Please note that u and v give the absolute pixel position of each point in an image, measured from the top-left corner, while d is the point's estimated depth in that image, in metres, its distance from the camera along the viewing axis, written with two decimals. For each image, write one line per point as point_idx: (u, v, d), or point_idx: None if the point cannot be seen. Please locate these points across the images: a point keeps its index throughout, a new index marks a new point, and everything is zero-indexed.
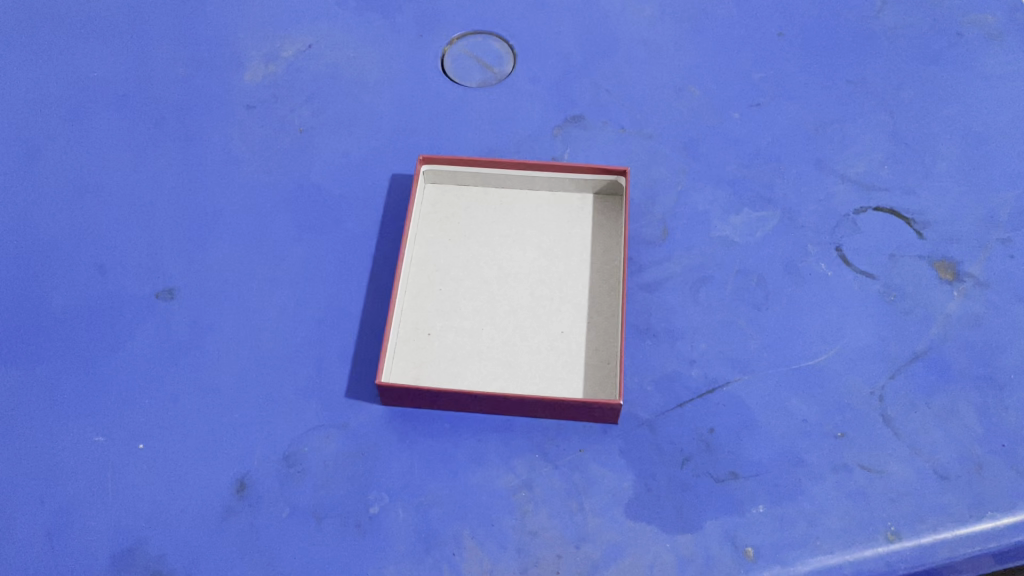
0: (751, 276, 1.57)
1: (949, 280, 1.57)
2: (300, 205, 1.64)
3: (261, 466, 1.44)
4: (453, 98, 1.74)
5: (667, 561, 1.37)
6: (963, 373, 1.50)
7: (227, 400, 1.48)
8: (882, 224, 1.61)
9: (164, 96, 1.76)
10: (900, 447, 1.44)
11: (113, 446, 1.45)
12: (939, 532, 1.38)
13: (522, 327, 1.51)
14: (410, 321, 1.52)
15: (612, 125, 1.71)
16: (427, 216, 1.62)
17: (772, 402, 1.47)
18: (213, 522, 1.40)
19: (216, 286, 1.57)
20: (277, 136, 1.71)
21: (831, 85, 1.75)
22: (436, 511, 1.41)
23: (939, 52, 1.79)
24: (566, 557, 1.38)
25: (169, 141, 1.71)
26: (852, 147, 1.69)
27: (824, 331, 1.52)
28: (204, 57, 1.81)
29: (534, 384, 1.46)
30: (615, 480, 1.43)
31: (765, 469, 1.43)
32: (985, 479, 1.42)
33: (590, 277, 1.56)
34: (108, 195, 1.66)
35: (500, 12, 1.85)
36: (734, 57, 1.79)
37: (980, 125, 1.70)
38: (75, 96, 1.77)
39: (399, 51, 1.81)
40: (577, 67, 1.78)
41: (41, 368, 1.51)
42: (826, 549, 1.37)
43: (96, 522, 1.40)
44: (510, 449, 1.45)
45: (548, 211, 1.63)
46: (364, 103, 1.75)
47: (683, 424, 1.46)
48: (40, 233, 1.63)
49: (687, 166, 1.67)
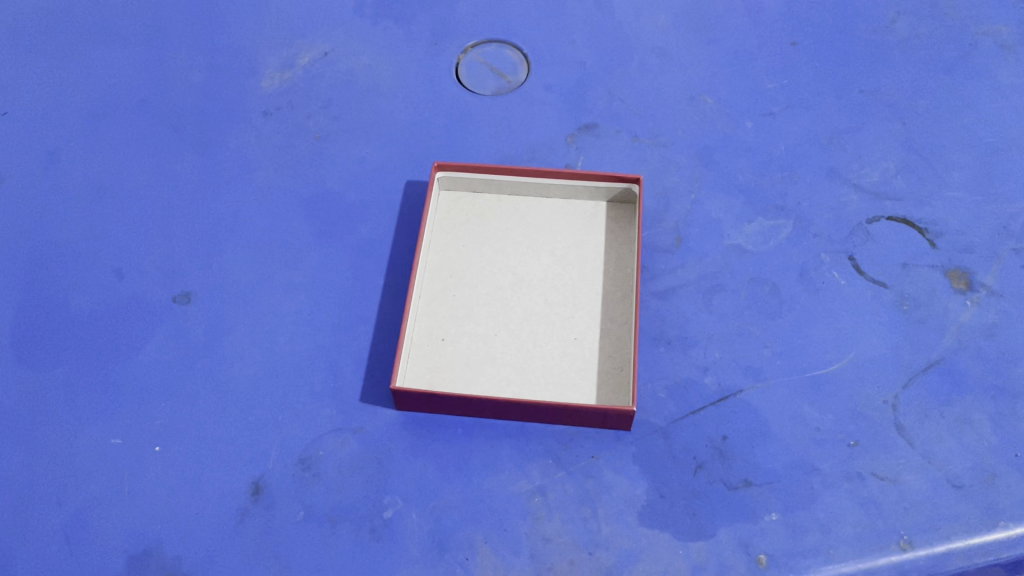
0: (765, 284, 1.56)
1: (962, 290, 1.56)
2: (317, 210, 1.67)
3: (274, 468, 1.44)
4: (468, 107, 1.77)
5: (681, 568, 1.36)
6: (977, 382, 1.48)
7: (241, 401, 1.49)
8: (895, 234, 1.61)
9: (184, 103, 1.80)
10: (913, 456, 1.43)
11: (127, 447, 1.46)
12: (952, 540, 1.37)
13: (536, 333, 1.50)
14: (424, 326, 1.51)
15: (624, 134, 1.73)
16: (441, 223, 1.62)
17: (785, 410, 1.46)
18: (229, 524, 1.40)
19: (232, 289, 1.59)
20: (294, 142, 1.75)
21: (843, 95, 1.76)
22: (450, 516, 1.40)
23: (951, 62, 1.80)
24: (579, 563, 1.36)
25: (188, 147, 1.75)
26: (864, 157, 1.69)
27: (837, 340, 1.52)
28: (223, 64, 1.85)
29: (548, 390, 1.45)
30: (628, 487, 1.41)
31: (778, 476, 1.41)
32: (999, 488, 1.40)
33: (604, 284, 1.55)
34: (129, 200, 1.69)
35: (515, 24, 1.88)
36: (746, 68, 1.80)
37: (992, 136, 1.71)
38: (97, 103, 1.81)
39: (416, 60, 1.84)
40: (590, 77, 1.80)
41: (57, 367, 1.53)
42: (839, 557, 1.35)
43: (109, 522, 1.40)
44: (522, 455, 1.44)
45: (562, 217, 1.62)
46: (381, 110, 1.78)
47: (696, 431, 1.45)
48: (63, 237, 1.65)
49: (700, 175, 1.68)
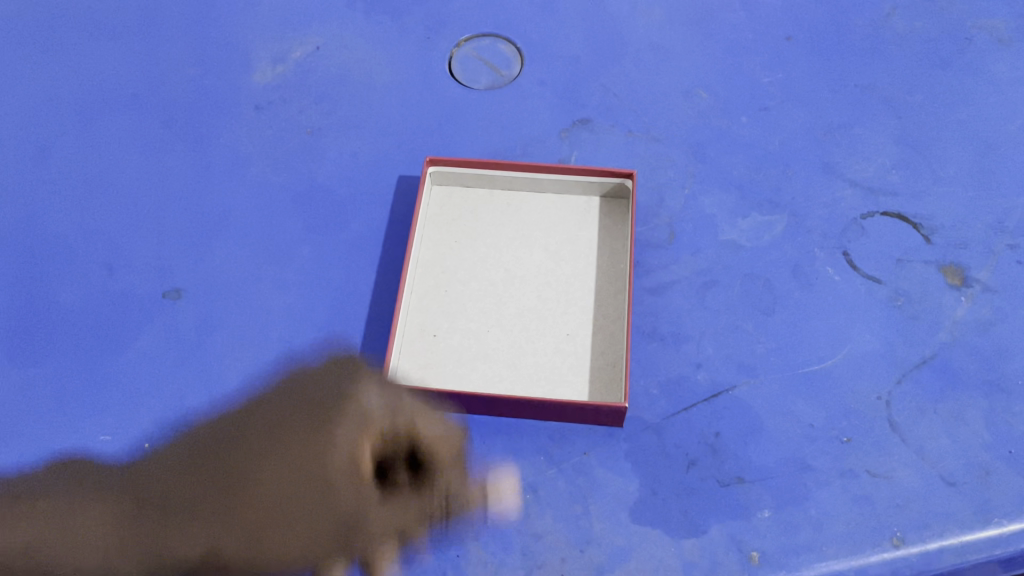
0: (758, 280, 1.56)
1: (957, 286, 1.55)
2: (309, 205, 1.65)
3: (265, 466, 1.43)
4: (461, 101, 1.76)
5: (673, 565, 1.35)
6: (970, 378, 1.48)
7: (231, 398, 1.48)
8: (890, 230, 1.60)
9: (175, 97, 1.79)
10: (906, 453, 1.42)
11: (117, 445, 1.45)
12: (946, 537, 1.36)
13: (528, 328, 1.49)
14: (415, 321, 1.50)
15: (619, 128, 1.72)
16: (433, 218, 1.61)
17: (778, 406, 1.45)
18: (218, 523, 1.39)
19: (223, 285, 1.58)
20: (285, 136, 1.73)
21: (839, 90, 1.75)
22: (441, 513, 1.39)
23: (948, 57, 1.79)
24: (571, 560, 1.35)
25: (178, 142, 1.73)
26: (859, 152, 1.68)
27: (831, 335, 1.51)
28: (215, 58, 1.83)
29: (540, 386, 1.44)
30: (620, 484, 1.40)
31: (771, 473, 1.40)
32: (992, 485, 1.40)
33: (598, 280, 1.54)
34: (119, 194, 1.67)
35: (509, 17, 1.87)
36: (741, 63, 1.79)
37: (988, 132, 1.70)
38: (87, 97, 1.79)
39: (410, 54, 1.83)
40: (584, 72, 1.79)
41: (45, 363, 1.52)
42: (832, 554, 1.34)
43: (97, 520, 1.39)
44: (515, 451, 1.43)
45: (555, 213, 1.61)
46: (373, 104, 1.77)
47: (689, 428, 1.44)
48: (51, 232, 1.64)
49: (694, 171, 1.67)
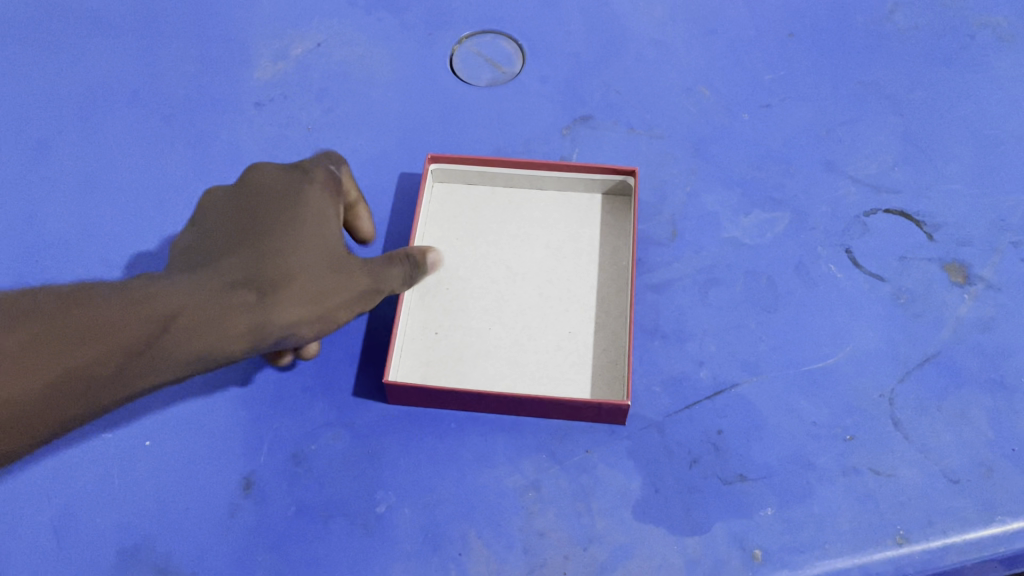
0: (761, 277, 1.55)
1: (960, 283, 1.55)
2: None
3: (267, 463, 1.43)
4: (462, 98, 1.76)
5: (675, 563, 1.34)
6: (973, 376, 1.47)
7: (233, 396, 1.48)
8: (893, 227, 1.60)
9: (175, 94, 1.78)
10: (909, 450, 1.42)
11: (118, 442, 1.44)
12: (949, 535, 1.35)
13: (530, 326, 1.49)
14: (417, 319, 1.50)
15: (621, 125, 1.72)
16: (434, 215, 1.61)
17: (781, 404, 1.45)
18: (220, 520, 1.39)
19: None
20: (286, 133, 1.73)
21: (841, 87, 1.75)
22: (443, 511, 1.39)
23: (950, 53, 1.79)
24: (573, 558, 1.35)
25: (179, 139, 1.73)
26: (861, 149, 1.68)
27: (834, 333, 1.51)
28: (216, 55, 1.83)
29: (542, 384, 1.43)
30: (623, 482, 1.40)
31: (774, 471, 1.40)
32: (995, 483, 1.39)
33: (600, 277, 1.54)
34: (119, 191, 1.67)
35: (510, 13, 1.86)
36: (743, 59, 1.79)
37: (991, 129, 1.70)
38: (87, 94, 1.79)
39: (411, 51, 1.82)
40: (586, 68, 1.79)
41: None
42: (835, 552, 1.34)
43: (99, 518, 1.39)
44: (517, 449, 1.43)
45: (557, 211, 1.61)
46: (375, 101, 1.77)
47: (692, 425, 1.44)
48: (51, 229, 1.64)
49: (696, 168, 1.67)
